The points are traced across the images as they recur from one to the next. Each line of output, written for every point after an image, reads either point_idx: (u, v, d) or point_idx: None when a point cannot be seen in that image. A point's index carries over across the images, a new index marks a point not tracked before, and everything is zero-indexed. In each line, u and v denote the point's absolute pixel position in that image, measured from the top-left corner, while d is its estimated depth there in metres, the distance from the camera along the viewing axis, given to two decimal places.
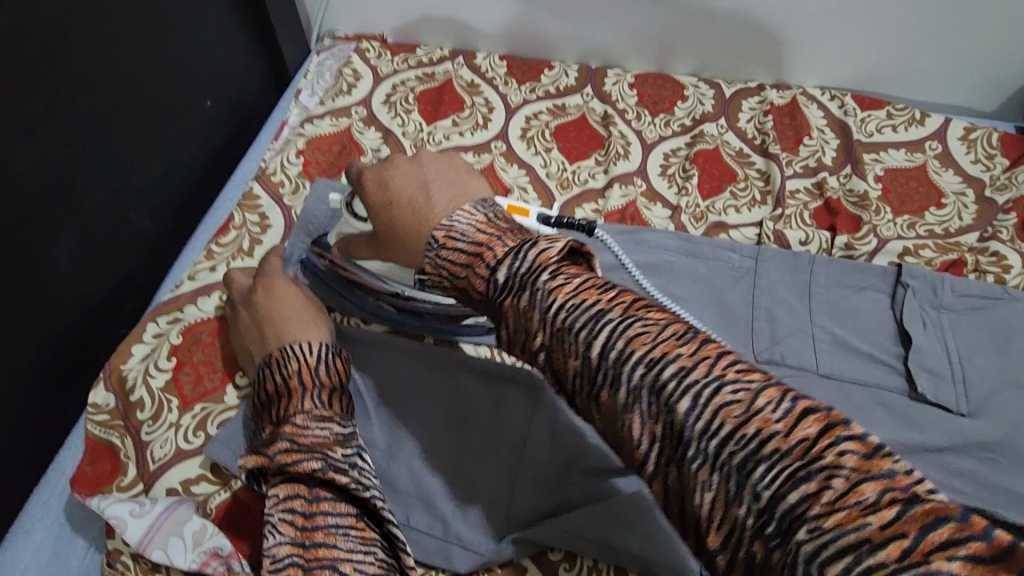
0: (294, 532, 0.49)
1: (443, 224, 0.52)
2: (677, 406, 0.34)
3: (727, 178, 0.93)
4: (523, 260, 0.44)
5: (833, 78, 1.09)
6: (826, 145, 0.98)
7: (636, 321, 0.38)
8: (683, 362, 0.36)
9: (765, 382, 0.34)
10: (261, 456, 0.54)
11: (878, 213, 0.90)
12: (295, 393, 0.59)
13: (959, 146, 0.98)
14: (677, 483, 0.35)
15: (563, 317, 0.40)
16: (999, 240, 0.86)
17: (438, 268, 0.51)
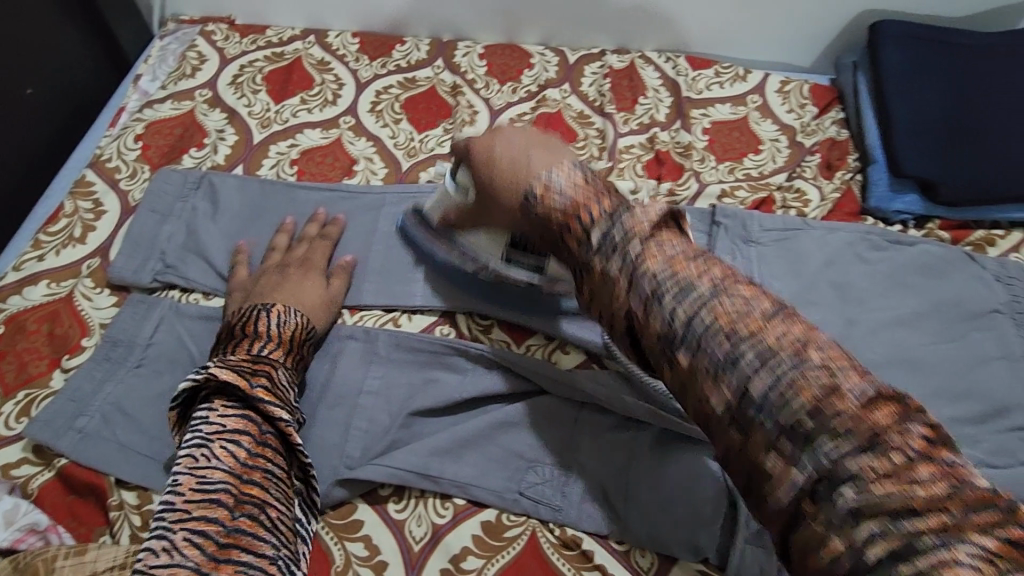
0: (234, 462, 0.56)
1: (546, 172, 0.62)
2: (846, 467, 0.42)
3: (566, 139, 1.00)
4: (620, 227, 0.56)
5: (667, 42, 1.17)
6: (659, 103, 1.06)
7: (800, 368, 0.45)
8: (847, 428, 0.42)
9: (947, 454, 0.41)
10: (242, 378, 0.59)
11: (702, 161, 0.98)
12: (264, 339, 0.65)
13: (775, 98, 1.07)
14: (774, 475, 0.44)
15: (688, 328, 0.50)
16: (803, 178, 0.96)
17: (530, 216, 0.63)
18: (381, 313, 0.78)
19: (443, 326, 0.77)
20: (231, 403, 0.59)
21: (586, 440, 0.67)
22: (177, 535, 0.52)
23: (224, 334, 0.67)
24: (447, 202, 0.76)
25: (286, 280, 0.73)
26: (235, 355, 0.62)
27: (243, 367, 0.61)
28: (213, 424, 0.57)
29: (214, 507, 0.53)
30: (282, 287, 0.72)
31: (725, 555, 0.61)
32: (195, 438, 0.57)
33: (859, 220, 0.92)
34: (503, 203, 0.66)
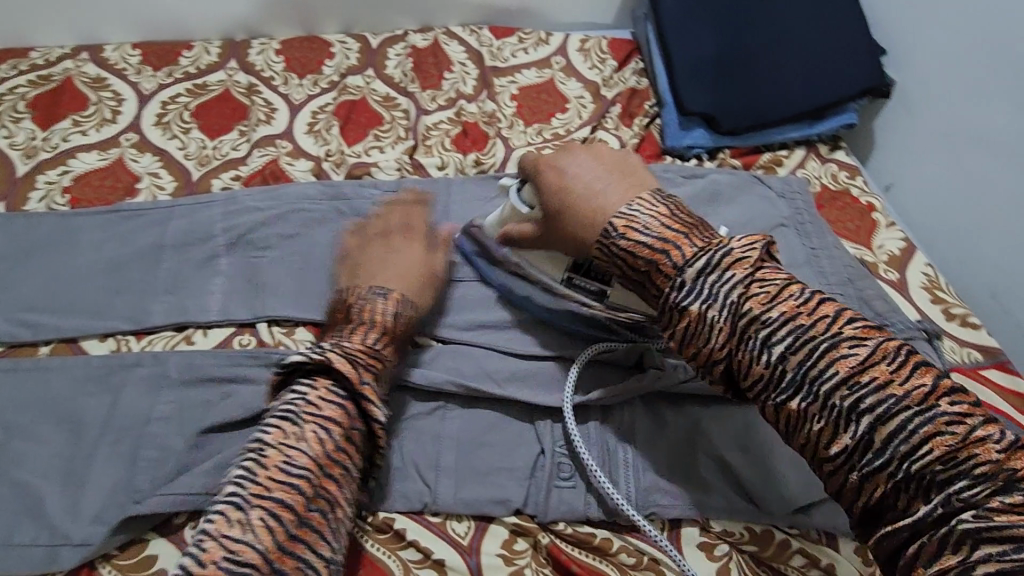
0: (320, 451, 0.55)
1: (622, 215, 0.62)
2: (887, 418, 0.48)
3: (373, 124, 0.98)
4: (709, 257, 0.57)
5: (471, 16, 1.17)
6: (465, 76, 1.07)
7: (838, 343, 0.51)
8: (835, 375, 0.50)
9: (958, 415, 0.47)
10: (354, 370, 0.60)
11: (510, 127, 1.00)
12: (361, 325, 0.65)
13: (577, 56, 1.11)
14: (804, 421, 0.52)
15: (761, 317, 0.54)
16: (605, 129, 1.01)
17: (609, 256, 0.63)
18: (173, 334, 0.73)
19: (244, 336, 0.74)
20: (336, 392, 0.59)
21: (395, 419, 0.67)
22: (250, 514, 0.51)
23: (338, 316, 0.69)
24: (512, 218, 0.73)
25: (392, 250, 0.74)
26: (353, 343, 0.63)
27: (357, 358, 0.61)
28: (310, 408, 0.57)
29: (294, 492, 0.53)
30: (390, 264, 0.72)
31: (535, 501, 0.63)
32: (286, 418, 0.57)
33: (659, 159, 0.97)
34: (570, 242, 0.66)
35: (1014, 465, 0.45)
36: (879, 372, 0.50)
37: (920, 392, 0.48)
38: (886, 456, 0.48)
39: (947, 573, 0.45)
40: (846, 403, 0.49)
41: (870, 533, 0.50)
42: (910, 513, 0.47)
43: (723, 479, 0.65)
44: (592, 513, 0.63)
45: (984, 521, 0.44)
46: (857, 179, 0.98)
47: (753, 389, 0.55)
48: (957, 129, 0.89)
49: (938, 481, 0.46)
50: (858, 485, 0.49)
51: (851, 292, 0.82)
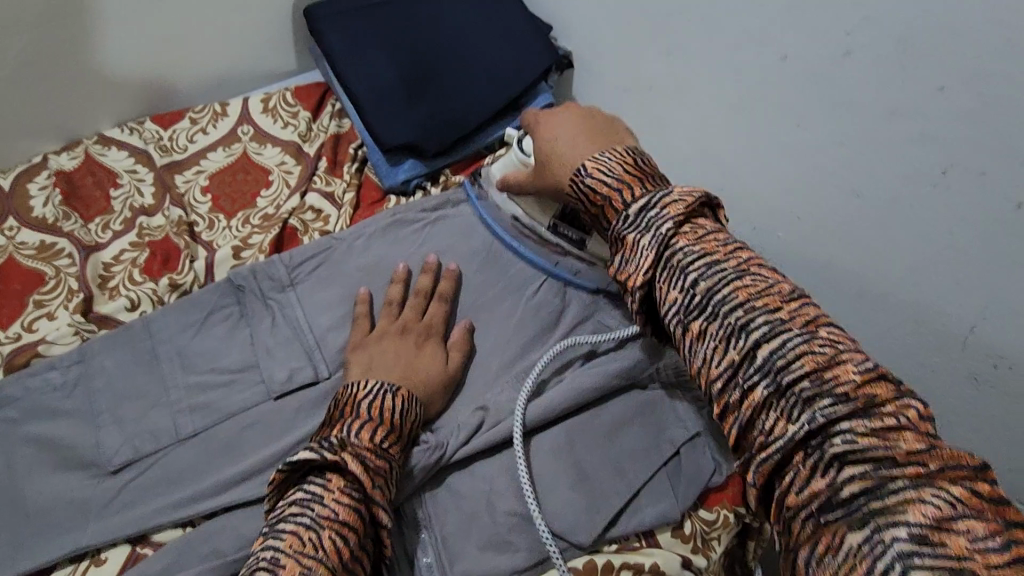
0: (341, 561, 0.49)
1: (589, 158, 0.62)
2: (772, 342, 0.46)
3: (31, 288, 0.79)
4: (655, 204, 0.55)
5: (126, 110, 1.00)
6: (139, 185, 0.91)
7: (740, 274, 0.50)
8: (761, 308, 0.48)
9: (835, 343, 0.46)
10: (368, 475, 0.53)
11: (211, 227, 0.88)
12: (364, 418, 0.58)
13: (265, 119, 1.00)
14: (700, 345, 0.50)
15: (681, 253, 0.52)
16: (315, 190, 0.92)
17: (575, 194, 0.63)
18: None
19: None
20: (350, 492, 0.52)
21: None
22: None
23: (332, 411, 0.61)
24: (513, 168, 0.78)
25: (399, 347, 0.70)
26: (359, 438, 0.56)
27: (372, 457, 0.55)
28: (327, 511, 0.50)
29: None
30: (401, 360, 0.68)
31: None
32: (301, 520, 0.50)
33: (382, 204, 0.91)
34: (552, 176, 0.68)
35: (882, 400, 0.43)
36: (772, 300, 0.48)
37: (806, 318, 0.47)
38: (765, 376, 0.46)
39: (813, 504, 0.42)
40: (739, 321, 0.48)
41: (747, 460, 0.47)
42: (780, 434, 0.44)
43: (532, 533, 0.61)
44: None
45: (871, 472, 0.40)
46: None
47: (665, 316, 0.53)
48: (631, 80, 0.93)
49: (804, 399, 0.44)
50: (739, 404, 0.47)
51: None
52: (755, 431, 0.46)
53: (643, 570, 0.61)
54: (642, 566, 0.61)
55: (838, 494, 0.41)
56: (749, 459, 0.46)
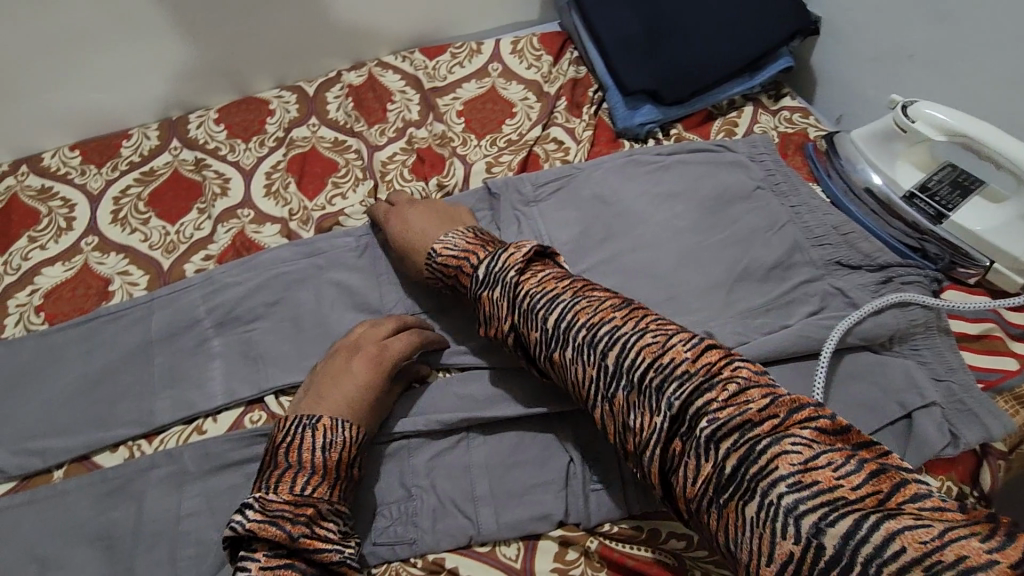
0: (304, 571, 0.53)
1: (438, 241, 0.72)
2: (638, 361, 0.52)
3: (328, 171, 0.98)
4: (498, 261, 0.64)
5: (398, 43, 1.18)
6: (408, 102, 1.07)
7: (642, 334, 0.53)
8: (638, 359, 0.52)
9: (760, 384, 0.47)
10: (280, 530, 0.53)
11: (465, 144, 1.01)
12: (297, 466, 0.58)
13: (513, 59, 1.12)
14: (581, 378, 0.56)
15: (546, 309, 0.58)
16: (557, 124, 1.01)
17: (434, 275, 0.72)
18: (183, 425, 0.74)
19: (255, 413, 0.74)
20: (276, 547, 0.54)
21: (425, 461, 0.67)
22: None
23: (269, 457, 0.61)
24: (886, 130, 0.83)
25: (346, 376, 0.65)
26: (281, 493, 0.56)
27: (288, 512, 0.55)
28: (255, 570, 0.52)
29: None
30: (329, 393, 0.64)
31: (577, 510, 0.63)
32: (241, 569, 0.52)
33: (616, 145, 0.98)
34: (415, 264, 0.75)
35: (719, 368, 0.49)
36: (606, 311, 0.56)
37: (637, 318, 0.55)
38: (626, 383, 0.52)
39: (707, 490, 0.46)
40: (589, 336, 0.55)
41: (642, 464, 0.52)
42: (653, 429, 0.50)
43: None
44: (634, 510, 0.63)
45: (739, 441, 0.45)
46: (811, 118, 1.00)
47: (536, 353, 0.60)
48: (889, 50, 0.91)
49: (655, 389, 0.50)
50: (613, 413, 0.54)
51: (839, 234, 0.82)
52: (631, 433, 0.52)
53: None
54: None
55: (722, 471, 0.45)
56: (645, 464, 0.51)
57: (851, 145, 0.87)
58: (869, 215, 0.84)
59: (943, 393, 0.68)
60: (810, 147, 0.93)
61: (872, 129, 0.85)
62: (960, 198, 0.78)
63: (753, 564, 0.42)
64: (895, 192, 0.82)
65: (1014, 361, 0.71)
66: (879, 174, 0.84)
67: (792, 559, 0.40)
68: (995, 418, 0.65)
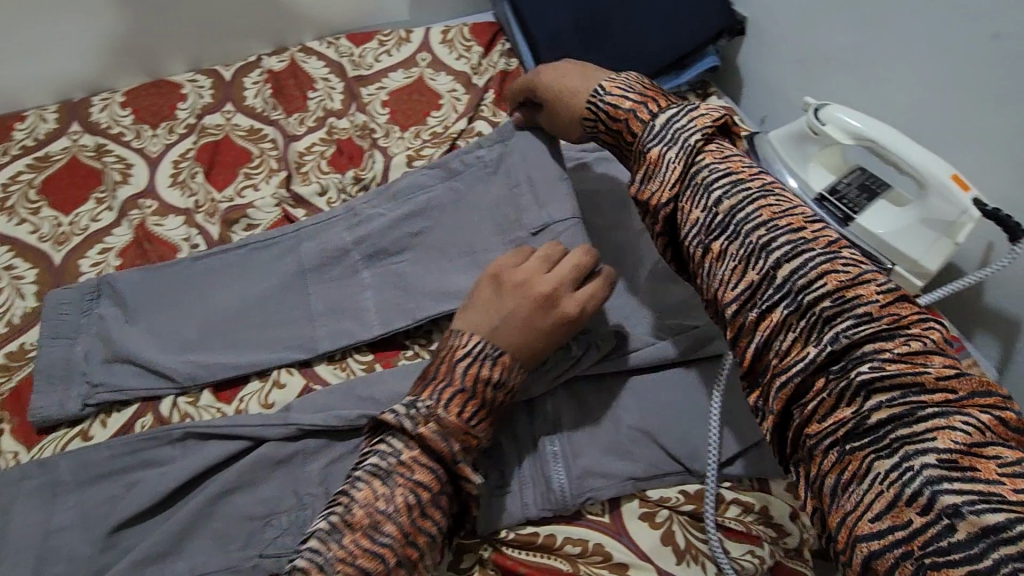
0: (407, 519, 0.50)
1: (608, 80, 0.61)
2: (803, 282, 0.43)
3: (241, 161, 0.93)
4: (682, 123, 0.53)
5: (323, 29, 1.13)
6: (330, 91, 1.03)
7: (831, 256, 0.44)
8: (816, 282, 0.43)
9: (936, 354, 0.40)
10: (440, 445, 0.52)
11: (387, 136, 0.97)
12: (478, 382, 0.54)
13: (442, 49, 1.08)
14: (729, 273, 0.47)
15: (720, 196, 0.49)
16: (482, 118, 0.99)
17: (594, 115, 0.60)
18: (67, 431, 0.69)
19: (144, 418, 0.70)
20: (433, 457, 0.52)
21: (319, 468, 0.64)
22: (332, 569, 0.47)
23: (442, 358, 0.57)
24: (799, 131, 0.83)
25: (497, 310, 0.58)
26: (449, 412, 0.53)
27: (454, 436, 0.52)
28: (403, 467, 0.51)
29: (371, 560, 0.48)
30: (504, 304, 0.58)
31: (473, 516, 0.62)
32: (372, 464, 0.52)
33: None
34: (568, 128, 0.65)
35: (906, 321, 0.41)
36: (796, 219, 0.46)
37: (832, 240, 0.45)
38: (785, 295, 0.44)
39: (835, 433, 0.40)
40: (760, 241, 0.46)
41: (762, 383, 0.45)
42: (798, 357, 0.43)
43: (651, 450, 0.64)
44: (531, 514, 0.62)
45: (898, 400, 0.39)
46: (734, 118, 1.00)
47: (687, 239, 0.51)
48: (809, 52, 0.92)
49: (823, 320, 0.42)
50: (755, 325, 0.45)
51: None
52: (771, 352, 0.44)
53: (753, 509, 0.63)
54: (752, 506, 0.63)
55: (864, 422, 0.39)
56: (768, 384, 0.44)
57: (768, 147, 0.87)
58: None
59: None
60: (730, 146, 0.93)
61: (787, 129, 0.85)
62: (867, 201, 0.79)
63: (850, 512, 0.38)
64: (808, 194, 0.83)
65: None
66: (794, 172, 0.83)
67: (909, 526, 0.36)
68: None
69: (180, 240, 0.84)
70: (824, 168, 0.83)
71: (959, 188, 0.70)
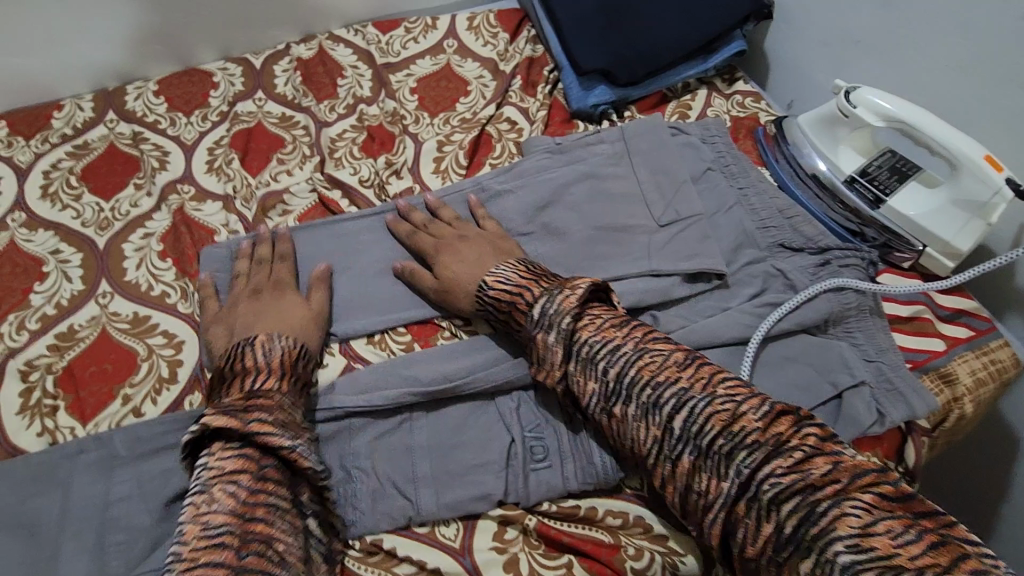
0: (235, 503, 0.52)
1: (491, 273, 0.70)
2: (682, 417, 0.55)
3: (274, 148, 0.94)
4: (552, 304, 0.63)
5: (351, 16, 1.14)
6: (360, 78, 1.04)
7: (712, 401, 0.54)
8: (708, 429, 0.53)
9: (822, 440, 0.50)
10: (235, 418, 0.56)
11: (416, 122, 0.98)
12: (243, 377, 0.62)
13: (469, 36, 1.09)
14: (642, 435, 0.57)
15: (604, 364, 0.59)
16: (511, 104, 0.99)
17: (484, 306, 0.70)
18: (115, 409, 0.70)
19: (193, 395, 0.72)
20: (231, 447, 0.56)
21: (368, 442, 0.66)
22: (197, 573, 0.47)
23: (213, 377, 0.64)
24: (829, 114, 0.84)
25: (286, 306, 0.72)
26: (234, 394, 0.60)
27: (231, 407, 0.57)
28: (213, 467, 0.54)
29: (219, 549, 0.49)
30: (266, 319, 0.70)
31: (516, 490, 0.63)
32: (195, 485, 0.54)
33: (570, 126, 0.97)
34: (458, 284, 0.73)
35: (788, 437, 0.51)
36: (670, 371, 0.57)
37: (704, 382, 0.56)
38: (688, 445, 0.54)
39: (767, 549, 0.49)
40: (653, 399, 0.56)
41: (699, 524, 0.54)
42: (720, 490, 0.52)
43: None
44: (572, 487, 0.64)
45: (801, 501, 0.48)
46: (762, 103, 1.01)
47: (592, 405, 0.61)
48: (840, 36, 0.92)
49: (725, 457, 0.52)
50: (674, 474, 0.55)
51: (783, 218, 0.83)
52: (694, 493, 0.54)
53: None
54: None
55: (781, 532, 0.48)
56: (701, 519, 0.54)
57: (798, 130, 0.88)
58: (814, 198, 0.86)
59: (874, 373, 0.70)
60: (760, 130, 0.95)
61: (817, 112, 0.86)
62: (897, 183, 0.80)
63: None
64: (837, 178, 0.84)
65: (941, 342, 0.74)
66: (822, 156, 0.85)
67: None
68: (920, 398, 0.68)
69: (219, 224, 0.86)
70: (854, 150, 0.84)
71: (992, 168, 0.71)
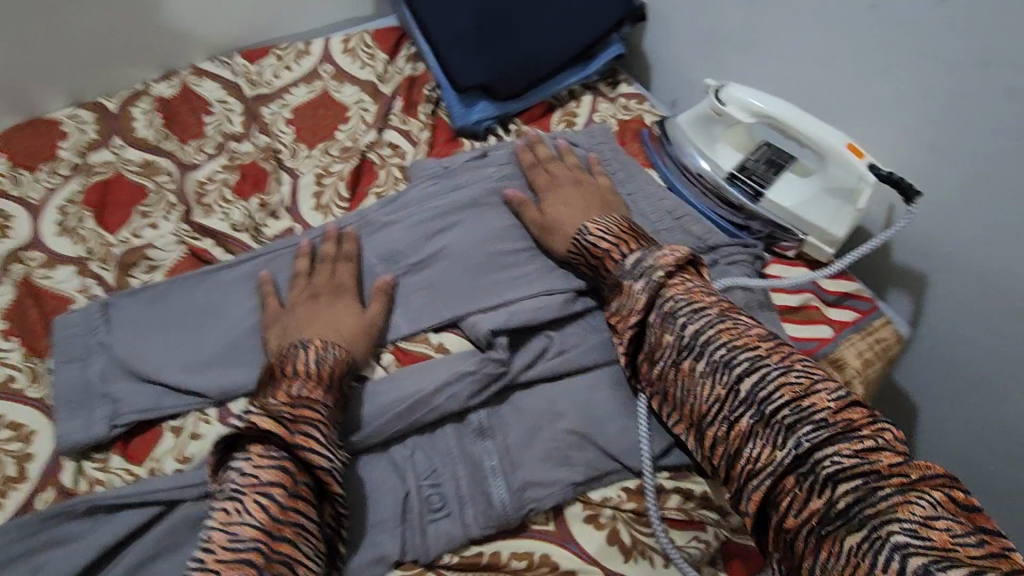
0: (266, 518, 0.51)
1: (591, 221, 0.73)
2: (752, 378, 0.55)
3: (136, 198, 0.87)
4: (648, 258, 0.65)
5: (216, 47, 1.07)
6: (229, 113, 0.97)
7: (786, 372, 0.54)
8: (777, 396, 0.53)
9: (889, 441, 0.49)
10: (282, 426, 0.55)
11: (294, 156, 0.93)
12: (298, 376, 0.61)
13: (344, 59, 1.04)
14: (706, 398, 0.57)
15: (687, 321, 0.60)
16: (392, 127, 0.95)
17: (580, 253, 0.73)
18: None
19: (46, 492, 0.64)
20: (269, 454, 0.54)
21: None
22: None
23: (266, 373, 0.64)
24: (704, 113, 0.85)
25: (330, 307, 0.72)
26: (277, 397, 0.58)
27: (282, 412, 0.56)
28: (251, 473, 0.52)
29: (247, 568, 0.48)
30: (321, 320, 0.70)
31: (413, 546, 0.59)
32: (227, 489, 0.52)
33: (456, 144, 0.94)
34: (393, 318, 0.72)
35: (859, 425, 0.50)
36: (753, 342, 0.57)
37: (786, 357, 0.56)
38: (750, 406, 0.54)
39: (811, 521, 0.48)
40: (723, 357, 0.57)
41: (737, 489, 0.54)
42: (772, 458, 0.51)
43: (589, 452, 0.64)
44: (473, 533, 0.60)
45: (861, 484, 0.47)
46: (646, 104, 1.01)
47: (660, 361, 0.62)
48: (708, 33, 0.93)
49: (786, 426, 0.52)
50: (727, 437, 0.55)
51: (671, 220, 0.83)
52: (741, 459, 0.54)
53: (693, 495, 0.64)
54: (692, 492, 0.64)
55: (832, 507, 0.47)
56: (742, 489, 0.53)
57: (678, 130, 0.88)
58: (700, 196, 0.86)
59: None
60: (644, 133, 0.94)
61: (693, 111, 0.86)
62: (774, 175, 0.81)
63: None
64: (719, 175, 0.84)
65: (828, 328, 0.76)
66: (703, 154, 0.85)
67: None
68: None
69: (73, 292, 0.78)
70: (732, 146, 0.84)
71: (855, 156, 0.72)
